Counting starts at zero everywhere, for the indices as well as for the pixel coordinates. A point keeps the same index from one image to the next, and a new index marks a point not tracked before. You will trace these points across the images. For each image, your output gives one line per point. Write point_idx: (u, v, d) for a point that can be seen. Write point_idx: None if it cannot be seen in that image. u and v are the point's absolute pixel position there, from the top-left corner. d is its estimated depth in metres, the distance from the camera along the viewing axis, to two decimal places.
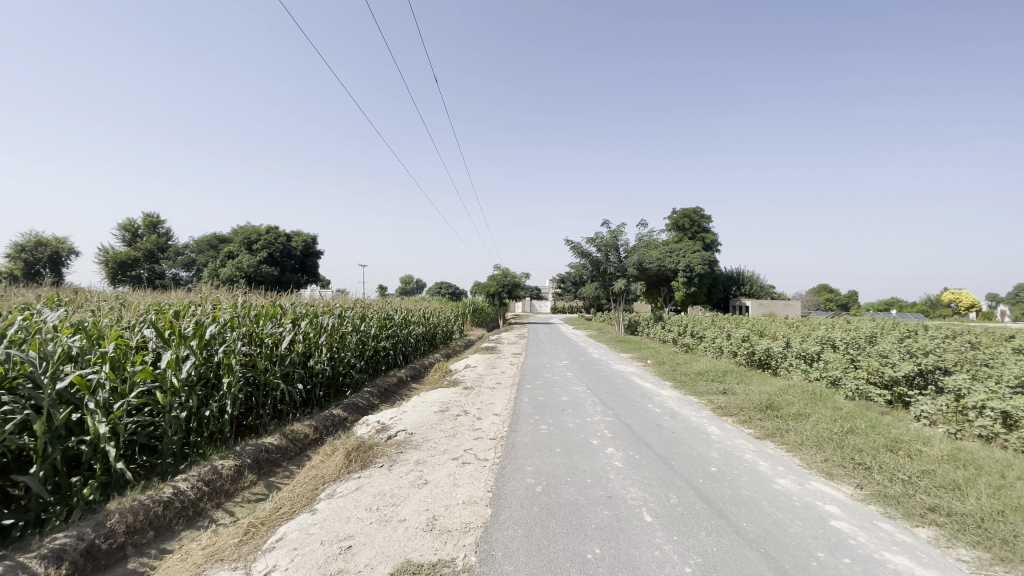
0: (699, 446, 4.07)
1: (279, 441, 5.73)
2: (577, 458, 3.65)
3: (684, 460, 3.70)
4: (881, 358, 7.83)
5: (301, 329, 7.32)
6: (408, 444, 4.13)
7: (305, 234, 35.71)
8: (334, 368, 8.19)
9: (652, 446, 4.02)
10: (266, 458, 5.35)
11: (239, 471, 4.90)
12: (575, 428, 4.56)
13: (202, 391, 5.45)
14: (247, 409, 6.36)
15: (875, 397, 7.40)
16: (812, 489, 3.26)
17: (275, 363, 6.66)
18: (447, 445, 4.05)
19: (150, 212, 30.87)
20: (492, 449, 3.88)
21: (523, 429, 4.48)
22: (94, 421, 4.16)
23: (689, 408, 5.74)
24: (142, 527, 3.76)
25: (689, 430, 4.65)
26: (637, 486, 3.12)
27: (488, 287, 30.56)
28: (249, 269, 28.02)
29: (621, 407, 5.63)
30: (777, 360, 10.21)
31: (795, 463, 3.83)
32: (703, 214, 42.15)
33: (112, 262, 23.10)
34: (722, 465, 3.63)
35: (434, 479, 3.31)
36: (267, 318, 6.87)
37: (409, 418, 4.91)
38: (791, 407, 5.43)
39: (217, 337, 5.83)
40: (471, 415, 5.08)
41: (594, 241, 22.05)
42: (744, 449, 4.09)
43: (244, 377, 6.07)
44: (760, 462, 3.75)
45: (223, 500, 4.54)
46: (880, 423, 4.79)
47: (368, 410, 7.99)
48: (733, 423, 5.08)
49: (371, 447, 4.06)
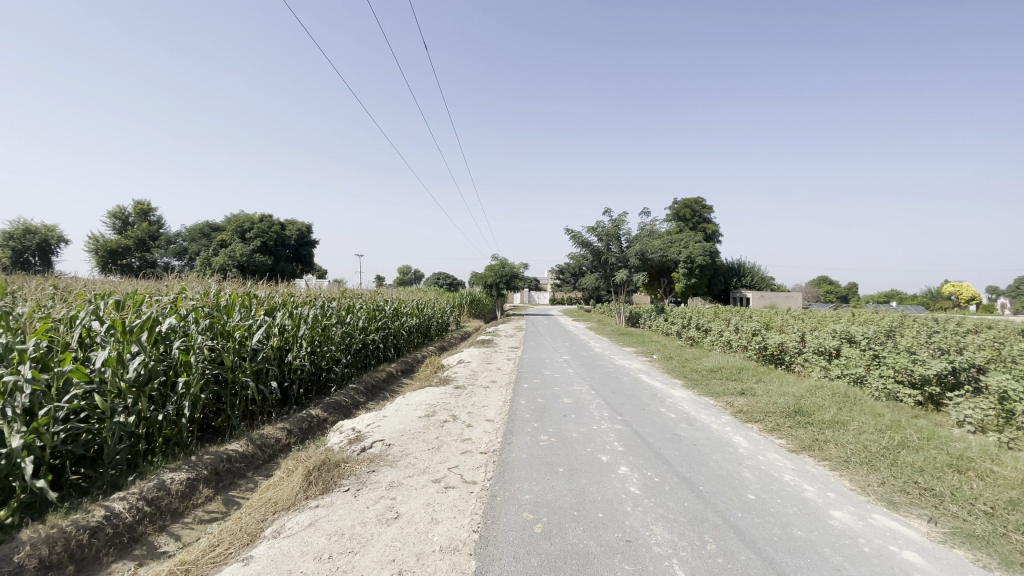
0: (728, 464, 3.43)
1: (244, 447, 5.07)
2: (584, 482, 3.00)
3: (713, 483, 3.07)
4: (909, 355, 7.21)
5: (276, 322, 6.62)
6: (382, 460, 3.47)
7: (299, 222, 34.91)
8: (316, 364, 7.53)
9: (672, 464, 3.37)
10: (226, 469, 4.69)
11: (191, 486, 4.25)
12: (581, 439, 3.91)
13: (155, 392, 4.80)
14: (213, 410, 5.71)
15: (904, 398, 6.73)
16: (878, 529, 2.63)
17: (245, 359, 5.98)
18: (428, 461, 3.41)
19: (140, 199, 30.06)
20: (482, 467, 3.24)
21: (518, 441, 3.81)
22: (11, 431, 3.50)
23: (707, 413, 5.07)
24: (60, 561, 3.10)
25: (712, 441, 4.01)
26: (661, 525, 2.47)
27: (486, 278, 29.88)
28: (242, 259, 27.39)
29: (630, 411, 4.97)
30: (791, 355, 9.56)
31: (846, 487, 3.20)
32: (704, 205, 41.46)
33: (102, 251, 22.36)
34: (761, 492, 2.99)
35: (408, 511, 2.66)
36: (237, 308, 6.18)
37: (388, 426, 4.26)
38: (825, 412, 4.79)
39: (176, 330, 5.17)
40: (460, 422, 4.43)
41: (595, 231, 21.40)
42: (780, 468, 3.45)
43: (207, 375, 5.42)
44: (804, 487, 3.12)
45: (167, 521, 3.90)
46: (933, 433, 4.15)
47: (351, 410, 7.32)
48: (759, 432, 4.45)
49: (338, 464, 3.40)
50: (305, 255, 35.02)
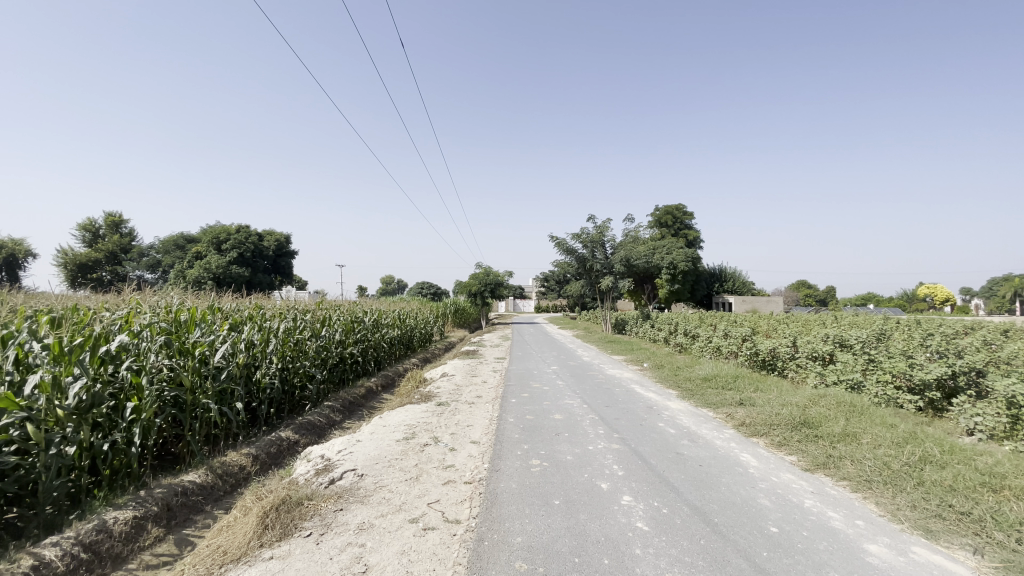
0: (740, 489, 3.08)
1: (203, 477, 4.58)
2: (584, 517, 2.60)
3: (728, 514, 2.71)
4: (906, 359, 6.98)
5: (243, 337, 6.13)
6: (353, 495, 3.05)
7: (278, 232, 34.11)
8: (287, 381, 7.04)
9: (680, 491, 3.00)
10: (179, 504, 4.19)
11: (137, 526, 3.76)
12: (576, 462, 3.53)
13: (100, 419, 4.30)
14: (171, 435, 5.19)
15: (905, 404, 6.48)
16: (921, 565, 2.29)
17: (207, 379, 5.48)
18: (405, 496, 2.98)
19: (112, 211, 29.11)
20: (466, 502, 2.84)
21: (507, 468, 3.41)
22: None
23: (708, 427, 4.73)
24: None
25: (719, 461, 3.65)
26: (678, 571, 2.10)
27: (470, 287, 29.43)
28: (217, 270, 26.58)
29: (626, 427, 4.59)
30: (783, 361, 9.31)
31: (875, 513, 2.87)
32: (686, 211, 41.71)
33: (71, 265, 21.43)
34: (783, 523, 2.64)
35: (378, 562, 2.24)
36: (197, 323, 5.68)
37: (362, 452, 3.82)
38: (833, 423, 4.48)
39: (127, 348, 4.68)
40: (442, 445, 4.01)
41: (579, 237, 21.17)
42: (799, 491, 3.10)
43: (163, 398, 4.91)
44: (830, 515, 2.77)
45: (107, 570, 3.40)
46: (952, 446, 3.86)
47: (326, 430, 6.82)
48: (767, 447, 4.12)
49: (301, 502, 2.96)
50: (284, 265, 34.21)
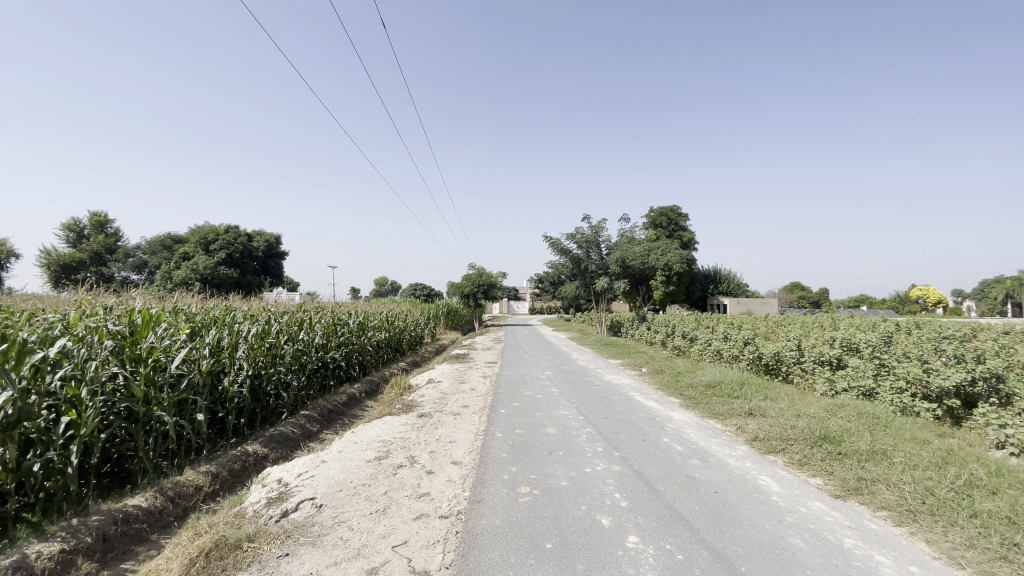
0: (768, 526, 2.59)
1: (150, 501, 4.06)
2: (582, 569, 2.11)
3: (756, 560, 2.22)
4: (921, 363, 6.53)
5: (207, 341, 5.59)
6: (305, 533, 2.55)
7: (268, 233, 33.50)
8: (259, 389, 6.51)
9: (696, 530, 2.50)
10: (119, 533, 3.66)
11: (65, 561, 3.23)
12: (571, 489, 3.05)
13: (31, 436, 3.76)
14: (122, 451, 4.66)
15: (923, 413, 6.02)
16: None
17: (164, 389, 4.96)
18: (366, 536, 2.49)
19: (97, 211, 28.40)
20: (438, 546, 2.35)
21: (491, 498, 2.91)
22: None
23: (719, 443, 4.25)
24: None
25: (737, 487, 3.16)
26: None
27: (463, 288, 28.94)
28: (205, 271, 25.95)
29: (627, 444, 4.10)
30: (788, 366, 8.84)
31: (929, 557, 2.39)
32: (680, 213, 41.43)
33: (54, 266, 20.80)
34: (824, 573, 2.15)
35: None
36: (154, 327, 5.14)
37: (326, 475, 3.31)
38: (857, 438, 4.01)
39: (67, 355, 4.14)
40: (419, 467, 3.51)
41: (575, 238, 20.75)
42: (835, 527, 2.62)
43: (110, 410, 4.38)
44: (880, 562, 2.28)
45: None
46: (992, 465, 3.41)
47: (301, 442, 6.30)
48: (787, 468, 3.64)
49: (240, 544, 2.45)
50: (274, 266, 33.54)
